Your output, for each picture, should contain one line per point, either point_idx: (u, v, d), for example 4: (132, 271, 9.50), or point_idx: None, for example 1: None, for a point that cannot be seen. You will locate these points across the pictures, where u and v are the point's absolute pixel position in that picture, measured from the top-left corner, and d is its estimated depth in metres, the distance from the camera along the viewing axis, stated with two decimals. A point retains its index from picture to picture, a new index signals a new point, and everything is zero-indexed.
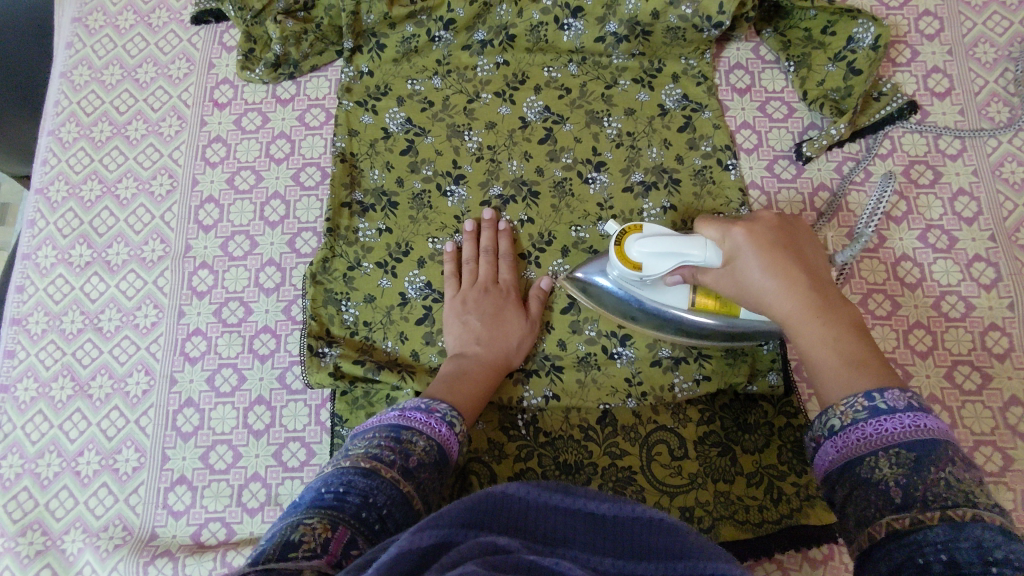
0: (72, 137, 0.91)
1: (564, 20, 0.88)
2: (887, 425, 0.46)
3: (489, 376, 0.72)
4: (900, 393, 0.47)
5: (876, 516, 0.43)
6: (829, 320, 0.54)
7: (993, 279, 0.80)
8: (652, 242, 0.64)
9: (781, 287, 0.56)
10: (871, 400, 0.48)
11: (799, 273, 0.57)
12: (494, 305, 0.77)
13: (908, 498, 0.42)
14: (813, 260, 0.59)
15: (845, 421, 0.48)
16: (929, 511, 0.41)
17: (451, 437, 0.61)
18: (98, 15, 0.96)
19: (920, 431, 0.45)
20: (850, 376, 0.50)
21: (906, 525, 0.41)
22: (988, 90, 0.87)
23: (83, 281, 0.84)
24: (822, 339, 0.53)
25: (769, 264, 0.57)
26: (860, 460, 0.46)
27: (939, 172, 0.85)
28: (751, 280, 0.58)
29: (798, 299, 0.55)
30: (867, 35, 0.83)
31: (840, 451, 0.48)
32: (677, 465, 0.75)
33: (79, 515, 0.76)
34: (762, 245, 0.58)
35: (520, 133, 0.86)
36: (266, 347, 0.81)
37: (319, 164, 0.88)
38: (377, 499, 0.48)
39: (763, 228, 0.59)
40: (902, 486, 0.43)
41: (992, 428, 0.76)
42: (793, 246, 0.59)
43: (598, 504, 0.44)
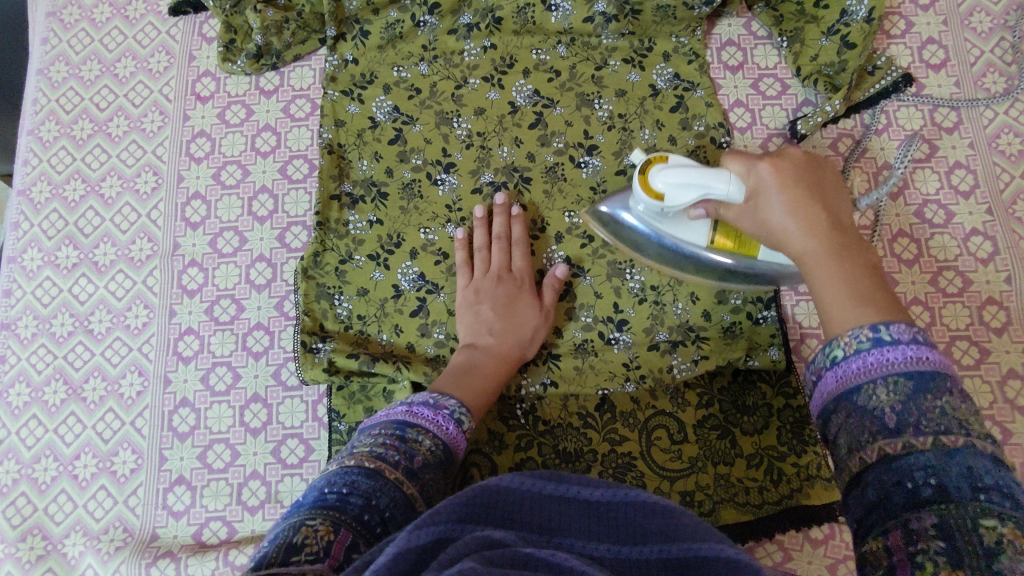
0: (53, 136, 0.89)
1: (551, 1, 0.86)
2: (890, 355, 0.42)
3: (500, 369, 0.72)
4: (906, 326, 0.43)
5: (869, 440, 0.41)
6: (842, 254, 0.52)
7: (990, 253, 0.80)
8: (676, 171, 0.64)
9: (798, 220, 0.55)
10: (875, 331, 0.44)
11: (819, 211, 0.55)
12: (507, 295, 0.76)
13: (903, 424, 0.40)
14: (838, 204, 0.57)
15: (848, 351, 0.44)
16: (922, 436, 0.39)
17: (456, 435, 0.60)
18: (73, 8, 0.93)
19: (922, 362, 0.41)
20: (854, 305, 0.48)
21: (899, 449, 0.39)
22: (984, 61, 0.86)
23: (71, 283, 0.83)
24: (830, 271, 0.51)
25: (790, 199, 0.56)
26: (858, 390, 0.43)
27: (935, 146, 0.84)
28: (770, 217, 0.57)
29: (815, 234, 0.54)
30: (860, 7, 0.82)
31: (837, 380, 0.44)
32: (676, 449, 0.75)
33: (79, 519, 0.76)
34: (786, 181, 0.57)
35: (510, 118, 0.85)
36: (260, 344, 0.80)
37: (306, 157, 0.86)
38: (381, 501, 0.48)
39: (791, 165, 0.59)
40: (899, 414, 0.40)
41: (991, 402, 0.75)
42: (818, 186, 0.58)
43: (592, 491, 0.44)
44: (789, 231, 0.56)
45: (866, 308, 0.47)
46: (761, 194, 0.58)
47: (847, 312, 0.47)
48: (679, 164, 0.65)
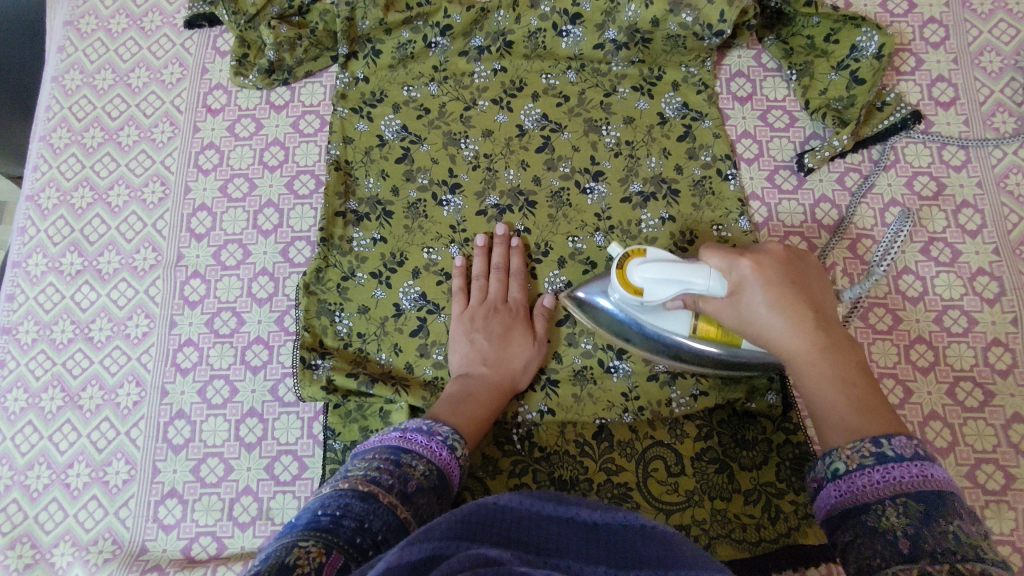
0: (63, 143, 0.90)
1: (563, 26, 0.86)
2: (895, 473, 0.47)
3: (494, 399, 0.71)
4: (907, 441, 0.48)
5: (884, 565, 0.44)
6: (833, 359, 0.55)
7: (996, 294, 0.79)
8: (654, 267, 0.63)
9: (788, 329, 0.56)
10: (878, 446, 0.49)
11: (803, 313, 0.56)
12: (502, 325, 0.76)
13: (917, 549, 0.43)
14: (820, 297, 0.59)
15: (851, 466, 0.49)
16: (937, 563, 0.41)
17: (452, 461, 0.60)
18: (90, 18, 0.94)
19: (927, 481, 0.46)
20: (860, 420, 0.51)
21: (915, 575, 0.41)
22: (993, 100, 0.86)
23: (74, 290, 0.83)
24: (823, 378, 0.54)
25: (776, 300, 0.56)
26: (865, 508, 0.47)
27: (943, 183, 0.83)
28: (757, 320, 0.58)
29: (803, 340, 0.56)
30: (870, 43, 0.82)
31: (843, 495, 0.49)
32: (673, 482, 0.74)
33: (69, 529, 0.75)
34: (768, 285, 0.57)
35: (517, 141, 0.85)
36: (258, 359, 0.80)
37: (313, 172, 0.87)
38: (373, 524, 0.48)
39: (772, 263, 0.58)
40: (911, 537, 0.44)
41: (994, 445, 0.74)
42: (800, 281, 0.58)
43: (590, 512, 0.45)
44: (777, 338, 0.57)
45: (867, 424, 0.51)
46: (745, 298, 0.58)
47: (853, 425, 0.51)
48: (658, 259, 0.65)
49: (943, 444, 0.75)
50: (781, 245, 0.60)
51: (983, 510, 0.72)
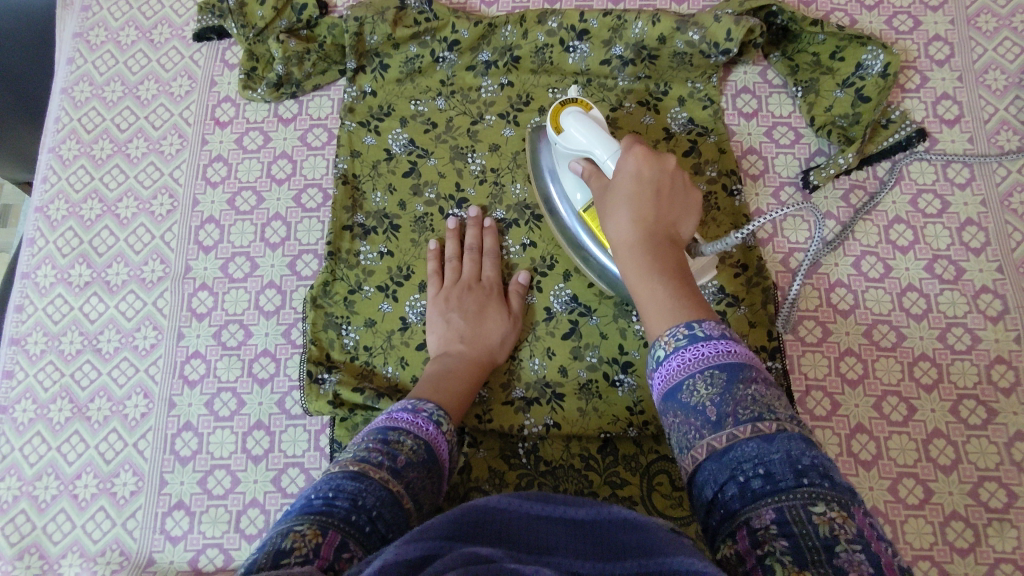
0: (73, 154, 0.90)
1: (570, 42, 0.87)
2: (704, 350, 0.48)
3: (475, 373, 0.73)
4: (716, 325, 0.50)
5: (698, 439, 0.47)
6: (657, 255, 0.57)
7: (1000, 311, 0.79)
8: (582, 122, 0.69)
9: (628, 221, 0.59)
10: (690, 329, 0.50)
11: (650, 214, 0.59)
12: (476, 302, 0.77)
13: (722, 416, 0.46)
14: (680, 213, 0.61)
15: (669, 349, 0.50)
16: (742, 427, 0.45)
17: (438, 435, 0.62)
18: (100, 30, 0.95)
19: (731, 353, 0.48)
20: (664, 303, 0.53)
21: (722, 443, 0.45)
22: (998, 118, 0.86)
23: (83, 302, 0.84)
24: (640, 266, 0.56)
25: (634, 190, 0.60)
26: (681, 388, 0.48)
27: (947, 201, 0.84)
28: (610, 204, 0.61)
29: (641, 232, 0.58)
30: (876, 61, 0.84)
31: (663, 380, 0.50)
32: (678, 497, 0.74)
33: (77, 539, 0.76)
34: (629, 180, 0.61)
35: (524, 155, 0.85)
36: (265, 371, 0.80)
37: (320, 185, 0.87)
38: (366, 501, 0.49)
39: (647, 166, 0.61)
40: (716, 408, 0.46)
41: (997, 463, 0.75)
42: (665, 192, 0.60)
43: (579, 510, 0.45)
44: (614, 228, 0.60)
45: (670, 311, 0.52)
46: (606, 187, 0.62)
47: (658, 308, 0.54)
48: (591, 117, 0.70)
49: (946, 462, 0.75)
50: (676, 164, 0.63)
51: (985, 528, 0.73)
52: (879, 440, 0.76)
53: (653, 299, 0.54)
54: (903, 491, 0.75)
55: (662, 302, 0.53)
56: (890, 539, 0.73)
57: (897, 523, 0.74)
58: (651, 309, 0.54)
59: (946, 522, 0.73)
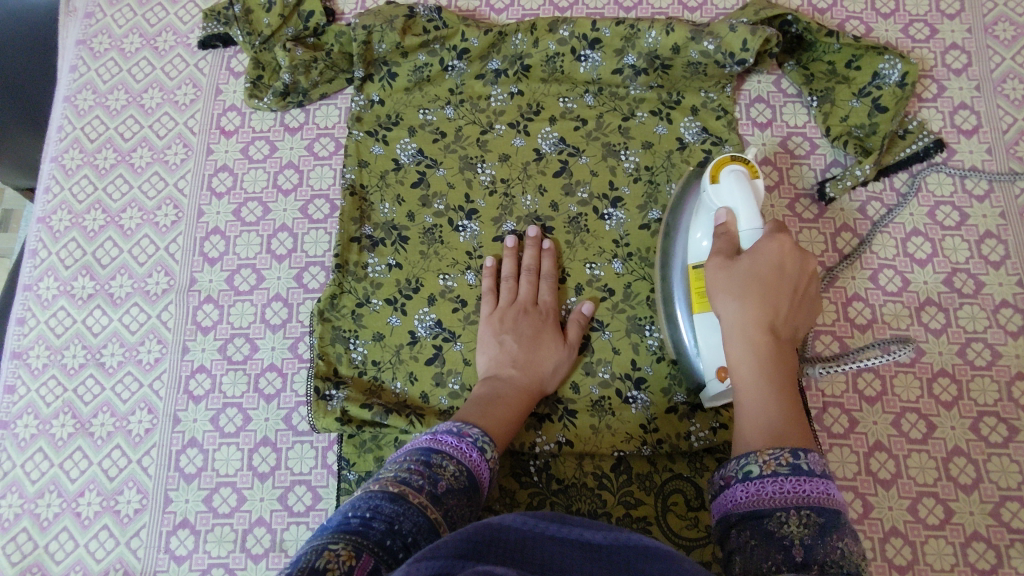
0: (76, 164, 0.89)
1: (582, 51, 0.86)
2: (805, 486, 0.47)
3: (523, 402, 0.71)
4: (819, 459, 0.49)
5: (771, 568, 0.43)
6: (773, 359, 0.58)
7: (1020, 326, 0.78)
8: (744, 191, 0.66)
9: (754, 312, 0.59)
10: (795, 458, 0.49)
11: (779, 310, 0.59)
12: (531, 328, 0.75)
13: (809, 558, 0.43)
14: (800, 322, 0.62)
15: (764, 470, 0.49)
16: (824, 574, 0.42)
17: (481, 463, 0.60)
18: (103, 37, 0.94)
19: (831, 499, 0.46)
20: (770, 418, 0.54)
21: None
22: (1017, 129, 0.85)
23: (86, 314, 0.83)
24: (753, 361, 0.58)
25: (771, 288, 0.59)
26: (768, 512, 0.47)
27: (965, 214, 0.82)
28: (739, 285, 0.60)
29: (763, 329, 0.59)
30: (893, 71, 0.82)
31: (750, 498, 0.49)
32: (693, 516, 0.73)
33: (80, 559, 0.74)
34: (768, 271, 0.60)
35: (535, 165, 0.84)
36: (272, 387, 0.79)
37: (327, 196, 0.86)
38: (403, 526, 0.48)
39: (792, 264, 0.61)
40: (805, 547, 0.44)
41: (1019, 483, 0.73)
42: (797, 296, 0.61)
43: (594, 533, 0.43)
44: (736, 311, 0.60)
45: (775, 428, 0.53)
46: (738, 268, 0.61)
47: (760, 415, 0.55)
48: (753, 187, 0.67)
49: (967, 481, 0.74)
50: (814, 267, 0.63)
51: (1007, 549, 0.71)
52: (899, 458, 0.75)
53: (759, 401, 0.56)
54: (923, 511, 0.73)
55: (767, 413, 0.55)
56: (910, 560, 0.72)
57: (917, 544, 0.72)
58: (752, 412, 0.56)
59: (967, 542, 0.72)
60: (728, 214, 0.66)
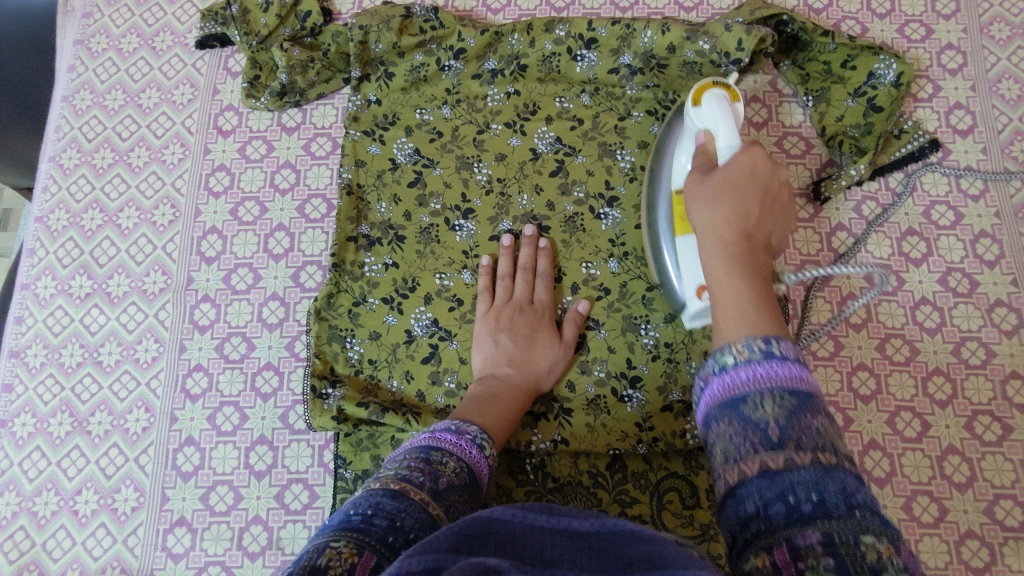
0: (73, 164, 0.89)
1: (578, 51, 0.86)
2: (778, 369, 0.42)
3: (520, 400, 0.71)
4: (791, 345, 0.44)
5: (749, 453, 0.40)
6: (742, 254, 0.56)
7: (1014, 326, 0.78)
8: (720, 108, 0.67)
9: (726, 216, 0.58)
10: (767, 344, 0.44)
11: (750, 211, 0.58)
12: (527, 326, 0.76)
13: (784, 437, 0.40)
14: (775, 228, 0.61)
15: (739, 359, 0.44)
16: (802, 452, 0.39)
17: (480, 460, 0.60)
18: (101, 37, 0.94)
19: (805, 380, 0.42)
20: (742, 300, 0.52)
21: (779, 464, 0.39)
22: (1012, 128, 0.85)
23: (83, 314, 0.83)
24: (721, 255, 0.56)
25: (745, 191, 0.59)
26: (742, 399, 0.42)
27: (960, 213, 0.82)
28: (713, 191, 0.60)
29: (735, 225, 0.58)
30: (888, 71, 0.82)
31: (725, 387, 0.44)
32: (688, 515, 0.73)
33: (77, 557, 0.75)
34: (740, 176, 0.60)
35: (531, 165, 0.84)
36: (269, 385, 0.79)
37: (324, 196, 0.86)
38: (406, 522, 0.47)
39: (764, 171, 0.61)
40: (781, 428, 0.40)
41: (1013, 481, 0.73)
42: (769, 198, 0.60)
43: (582, 523, 0.44)
44: (709, 214, 0.59)
45: (745, 307, 0.51)
46: (711, 178, 0.61)
47: (729, 300, 0.52)
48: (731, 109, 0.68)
49: (961, 479, 0.74)
50: (786, 178, 0.63)
51: (1001, 548, 0.71)
52: (893, 457, 0.75)
53: (727, 289, 0.53)
54: (917, 509, 0.73)
55: (737, 295, 0.53)
56: None
57: (911, 542, 0.72)
58: (721, 293, 0.54)
59: (961, 540, 0.72)
60: (706, 133, 0.68)
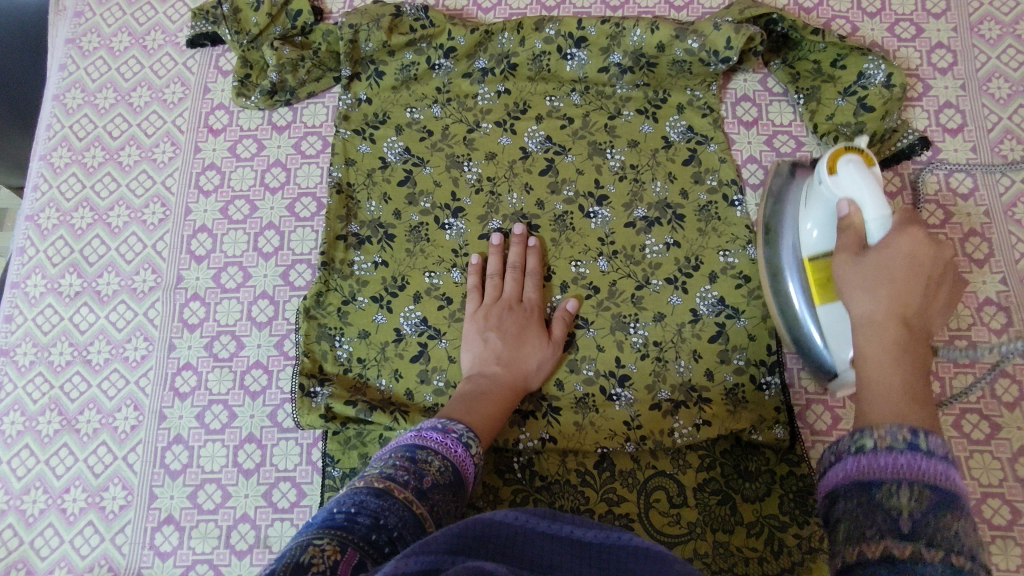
0: (64, 162, 0.89)
1: (568, 50, 0.86)
2: (924, 465, 0.40)
3: (507, 398, 0.71)
4: (942, 442, 0.41)
5: (874, 537, 0.39)
6: (907, 353, 0.51)
7: (1003, 324, 0.78)
8: (861, 177, 0.64)
9: (887, 299, 0.54)
10: (913, 436, 0.42)
11: (913, 303, 0.53)
12: (516, 324, 0.75)
13: (917, 531, 0.38)
14: (935, 318, 0.55)
15: (878, 444, 0.42)
16: (932, 550, 0.37)
17: (467, 458, 0.60)
18: (92, 36, 0.94)
19: (951, 481, 0.40)
20: (912, 406, 0.46)
21: (906, 555, 0.37)
22: (1001, 127, 0.85)
23: (73, 312, 0.83)
24: (885, 347, 0.51)
25: (904, 275, 0.54)
26: (876, 485, 0.41)
27: (950, 212, 0.82)
28: (868, 271, 0.56)
29: (897, 313, 0.53)
30: (877, 71, 0.83)
31: (859, 468, 0.42)
32: (676, 513, 0.73)
33: (64, 555, 0.74)
34: (898, 266, 0.55)
35: (521, 164, 0.84)
36: (257, 384, 0.79)
37: (314, 194, 0.86)
38: (388, 521, 0.48)
39: (925, 255, 0.56)
40: (915, 523, 0.38)
41: (1000, 479, 0.73)
42: (934, 285, 0.55)
43: (584, 531, 0.44)
44: (866, 304, 0.54)
45: (911, 403, 0.46)
46: (866, 263, 0.57)
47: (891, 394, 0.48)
48: (870, 174, 0.64)
49: None
50: (950, 261, 0.57)
51: (989, 546, 0.71)
52: None
53: (892, 383, 0.48)
54: None
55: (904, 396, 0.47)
56: None
57: None
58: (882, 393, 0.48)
59: None
60: (846, 200, 0.64)
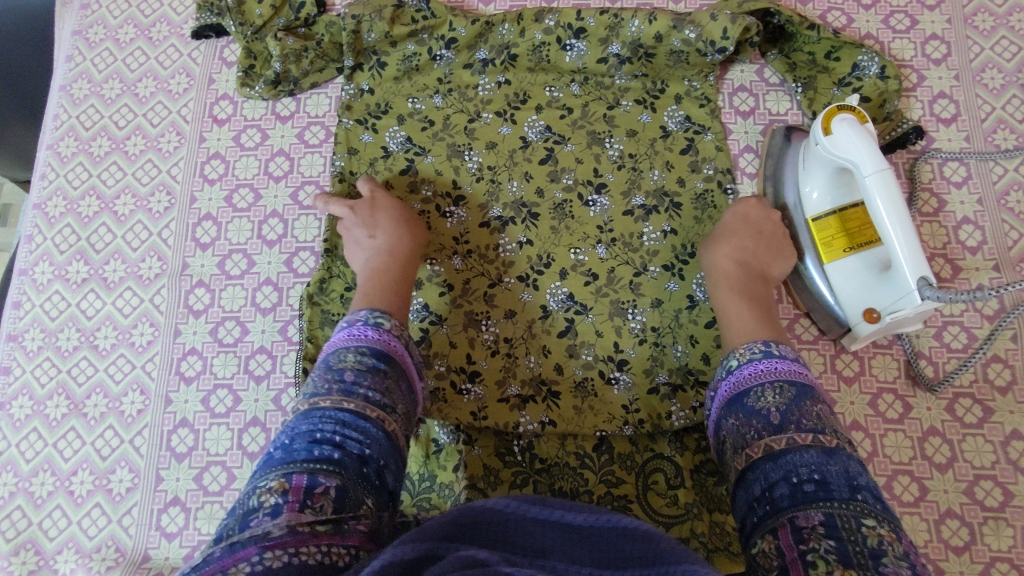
0: (71, 151, 0.90)
1: (567, 40, 0.87)
2: (776, 363, 0.60)
3: (394, 267, 0.75)
4: (790, 348, 0.62)
5: (760, 438, 0.56)
6: (745, 291, 0.73)
7: (996, 310, 0.79)
8: (856, 139, 0.70)
9: (727, 255, 0.75)
10: (766, 346, 0.63)
11: (748, 251, 0.75)
12: (367, 214, 0.79)
13: (785, 421, 0.55)
14: (773, 257, 0.77)
15: (742, 358, 0.63)
16: (802, 433, 0.54)
17: (382, 336, 0.63)
18: (98, 28, 0.95)
19: (801, 374, 0.59)
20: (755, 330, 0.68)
21: (783, 445, 0.54)
22: (995, 117, 0.86)
23: (80, 298, 0.84)
24: (731, 295, 0.73)
25: (738, 233, 0.76)
26: (750, 392, 0.60)
27: (944, 201, 0.84)
28: (721, 243, 0.76)
29: (736, 264, 0.75)
30: (871, 62, 0.84)
31: (735, 383, 0.62)
32: (672, 495, 0.75)
33: (73, 535, 0.76)
34: (734, 223, 0.77)
35: (521, 153, 0.85)
36: (262, 368, 0.80)
37: (318, 183, 0.87)
38: (323, 430, 0.53)
39: (754, 216, 0.78)
40: (781, 412, 0.56)
41: (992, 462, 0.75)
42: (764, 233, 0.77)
43: (575, 514, 0.44)
44: (714, 262, 0.76)
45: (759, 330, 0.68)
46: (721, 233, 0.77)
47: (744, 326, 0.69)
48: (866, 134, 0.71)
49: (942, 460, 0.75)
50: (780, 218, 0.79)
51: (981, 527, 0.73)
52: (875, 438, 0.76)
53: (741, 321, 0.70)
54: (898, 489, 0.74)
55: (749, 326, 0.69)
56: None
57: None
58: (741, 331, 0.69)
59: (941, 519, 0.73)
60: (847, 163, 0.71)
